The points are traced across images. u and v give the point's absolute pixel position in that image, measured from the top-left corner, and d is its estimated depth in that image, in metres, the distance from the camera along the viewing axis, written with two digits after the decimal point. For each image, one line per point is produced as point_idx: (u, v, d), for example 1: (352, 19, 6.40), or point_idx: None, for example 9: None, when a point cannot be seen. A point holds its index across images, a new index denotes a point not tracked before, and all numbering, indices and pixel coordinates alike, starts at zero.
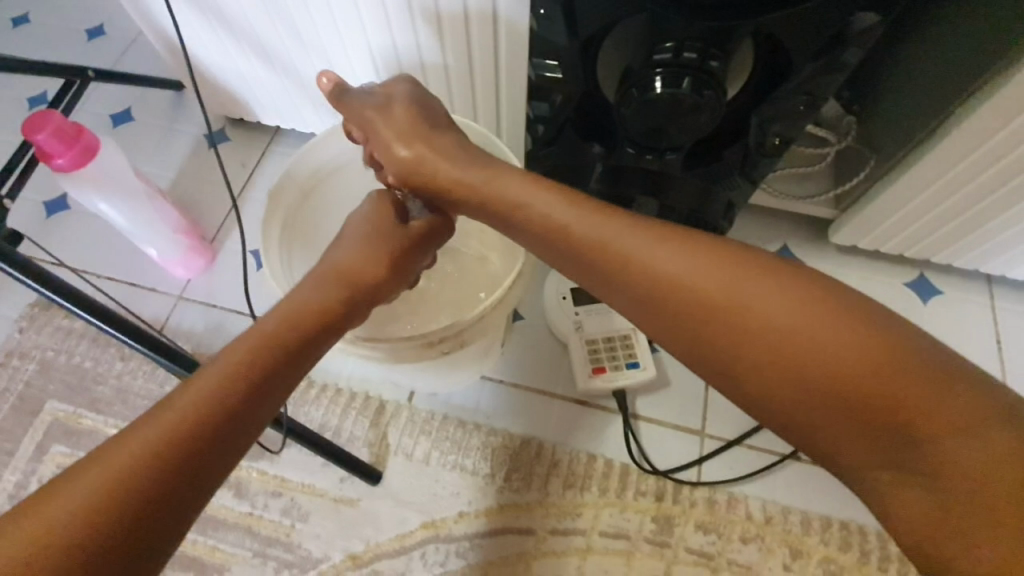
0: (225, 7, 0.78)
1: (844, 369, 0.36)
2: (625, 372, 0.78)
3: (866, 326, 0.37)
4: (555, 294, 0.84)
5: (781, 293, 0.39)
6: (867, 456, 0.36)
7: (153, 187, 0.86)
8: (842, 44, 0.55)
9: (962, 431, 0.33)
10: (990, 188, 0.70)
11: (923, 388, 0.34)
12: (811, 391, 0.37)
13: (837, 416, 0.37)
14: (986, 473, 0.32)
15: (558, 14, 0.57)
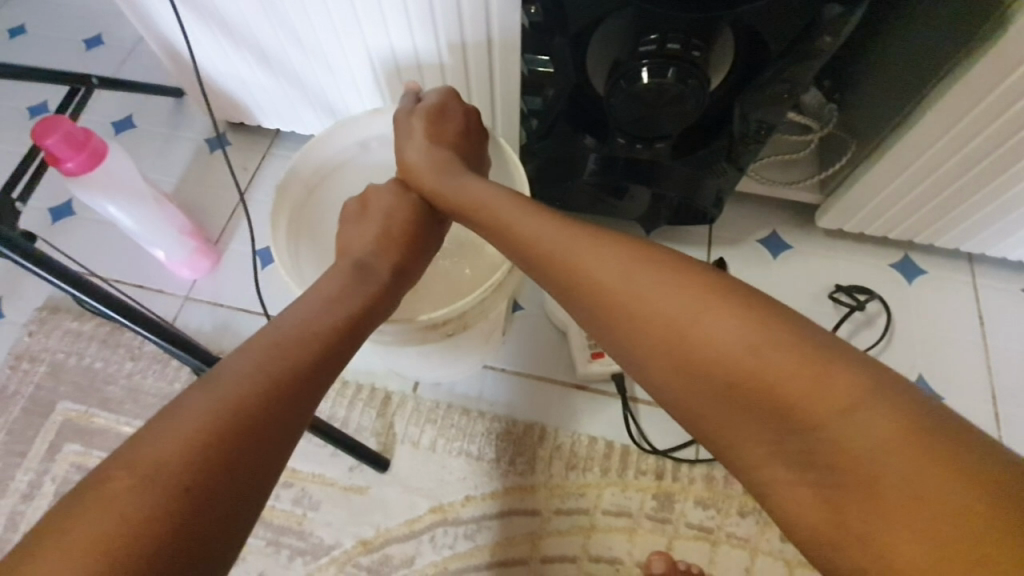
0: (226, 13, 0.80)
1: (735, 359, 0.36)
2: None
3: (755, 315, 0.37)
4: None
5: (680, 286, 0.40)
6: (762, 450, 0.35)
7: (159, 190, 0.89)
8: (815, 32, 0.58)
9: (848, 417, 0.33)
10: (964, 168, 0.73)
11: (806, 374, 0.34)
12: (705, 379, 0.37)
13: (740, 413, 0.36)
14: (875, 461, 0.31)
15: (548, 11, 0.60)
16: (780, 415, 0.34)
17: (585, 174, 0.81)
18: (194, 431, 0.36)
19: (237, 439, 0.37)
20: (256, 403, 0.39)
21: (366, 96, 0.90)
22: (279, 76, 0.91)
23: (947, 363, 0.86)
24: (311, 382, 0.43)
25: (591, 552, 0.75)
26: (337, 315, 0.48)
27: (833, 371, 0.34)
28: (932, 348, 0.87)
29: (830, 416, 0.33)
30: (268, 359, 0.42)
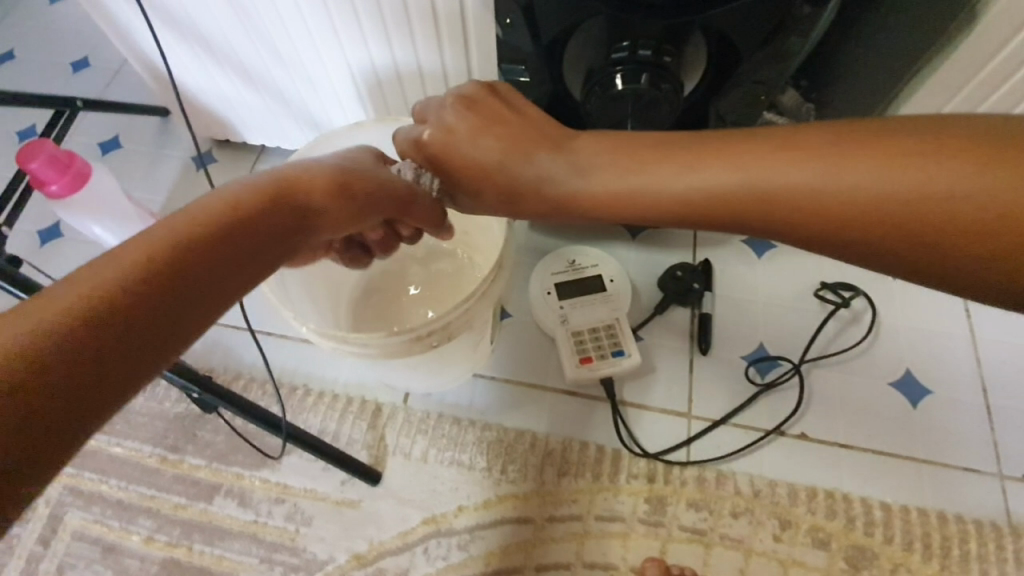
0: (207, 33, 0.81)
1: (847, 194, 0.41)
2: (611, 360, 0.82)
3: (822, 146, 0.43)
4: (540, 290, 0.88)
5: (758, 157, 0.44)
6: (901, 246, 0.41)
7: (144, 210, 0.89)
8: (783, 33, 0.59)
9: (945, 171, 0.39)
10: None
11: (896, 167, 0.40)
12: (840, 221, 0.42)
13: (877, 233, 0.41)
14: (980, 199, 0.38)
15: (520, 21, 0.61)
16: (839, 211, 0.42)
17: None
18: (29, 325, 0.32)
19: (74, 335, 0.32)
20: (91, 314, 0.33)
21: (349, 109, 0.90)
22: (262, 92, 0.92)
23: (937, 356, 0.86)
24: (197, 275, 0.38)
25: (585, 559, 0.75)
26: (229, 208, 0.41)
27: (891, 138, 0.41)
28: (922, 342, 0.87)
29: (885, 195, 0.40)
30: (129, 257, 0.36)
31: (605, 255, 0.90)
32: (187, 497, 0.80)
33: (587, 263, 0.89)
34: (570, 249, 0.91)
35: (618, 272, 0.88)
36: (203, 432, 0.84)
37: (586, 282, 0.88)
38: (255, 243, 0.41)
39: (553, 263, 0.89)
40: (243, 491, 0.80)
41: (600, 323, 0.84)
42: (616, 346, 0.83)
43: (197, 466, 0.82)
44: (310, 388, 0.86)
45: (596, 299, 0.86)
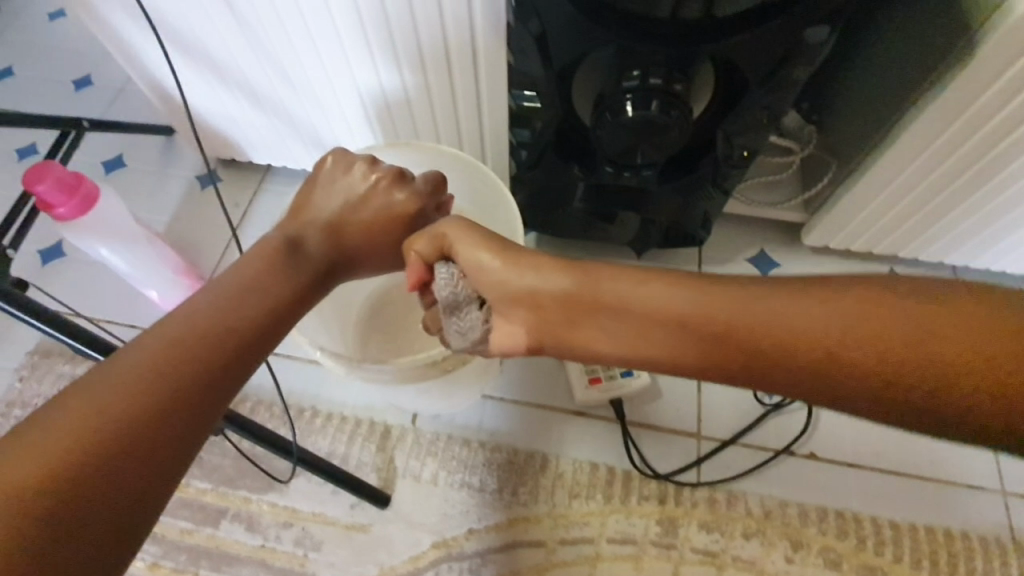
0: (218, 55, 0.82)
1: (834, 342, 0.41)
2: (621, 381, 0.82)
3: (815, 295, 0.43)
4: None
5: (749, 293, 0.44)
6: (883, 396, 0.40)
7: (151, 231, 0.89)
8: (791, 63, 0.60)
9: (930, 334, 0.39)
10: (942, 185, 0.76)
11: (884, 322, 0.40)
12: (826, 368, 0.41)
13: (864, 381, 0.40)
14: (965, 358, 0.38)
15: (533, 50, 0.62)
16: (822, 357, 0.41)
17: (574, 201, 0.82)
18: (143, 374, 0.40)
19: (176, 382, 0.41)
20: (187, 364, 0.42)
21: (357, 132, 0.91)
22: (269, 113, 0.92)
23: None
24: (259, 336, 0.47)
25: None
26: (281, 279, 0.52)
27: (882, 297, 0.41)
28: None
29: (874, 345, 0.40)
30: (207, 318, 0.45)
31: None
32: (194, 522, 0.80)
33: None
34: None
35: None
36: (209, 455, 0.83)
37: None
38: (293, 312, 0.52)
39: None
40: (251, 516, 0.79)
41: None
42: (625, 366, 0.83)
43: (203, 490, 0.81)
44: (318, 410, 0.86)
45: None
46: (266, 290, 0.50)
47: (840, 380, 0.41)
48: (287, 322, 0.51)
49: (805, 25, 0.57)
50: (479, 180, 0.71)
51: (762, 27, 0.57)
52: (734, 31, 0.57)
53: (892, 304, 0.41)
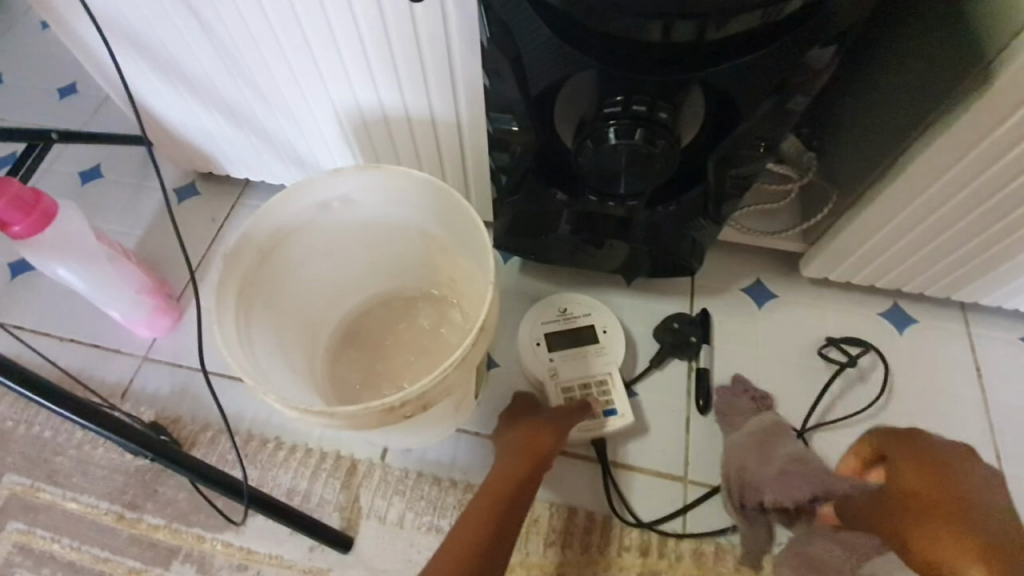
0: (189, 70, 0.78)
1: (931, 495, 0.51)
2: (604, 420, 0.77)
3: (941, 465, 0.53)
4: (528, 340, 0.82)
5: (930, 457, 0.55)
6: (917, 541, 0.49)
7: (116, 249, 0.84)
8: (787, 92, 0.56)
9: (942, 523, 0.49)
10: (950, 221, 0.71)
11: (942, 503, 0.50)
12: (920, 509, 0.51)
13: (924, 529, 0.49)
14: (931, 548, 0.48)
15: (509, 72, 0.58)
16: (957, 504, 0.50)
17: (560, 226, 0.78)
18: None
19: None
20: None
21: (334, 149, 0.87)
22: (244, 128, 0.88)
23: (944, 416, 0.82)
24: None
25: None
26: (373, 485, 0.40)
27: (968, 507, 0.49)
28: (930, 403, 0.83)
29: (933, 503, 0.51)
30: None
31: (598, 302, 0.85)
32: (143, 561, 0.75)
33: (579, 311, 0.84)
34: (562, 294, 0.86)
35: (613, 322, 0.84)
36: (165, 487, 0.79)
37: (578, 332, 0.83)
38: None
39: (544, 311, 0.84)
40: (203, 556, 0.74)
41: (592, 378, 0.80)
42: (608, 404, 0.78)
43: (156, 526, 0.76)
44: (282, 441, 0.81)
45: (588, 352, 0.82)
46: None
47: (911, 516, 0.51)
48: None
49: (802, 52, 0.53)
50: (450, 204, 0.66)
51: (754, 54, 0.53)
52: (724, 58, 0.53)
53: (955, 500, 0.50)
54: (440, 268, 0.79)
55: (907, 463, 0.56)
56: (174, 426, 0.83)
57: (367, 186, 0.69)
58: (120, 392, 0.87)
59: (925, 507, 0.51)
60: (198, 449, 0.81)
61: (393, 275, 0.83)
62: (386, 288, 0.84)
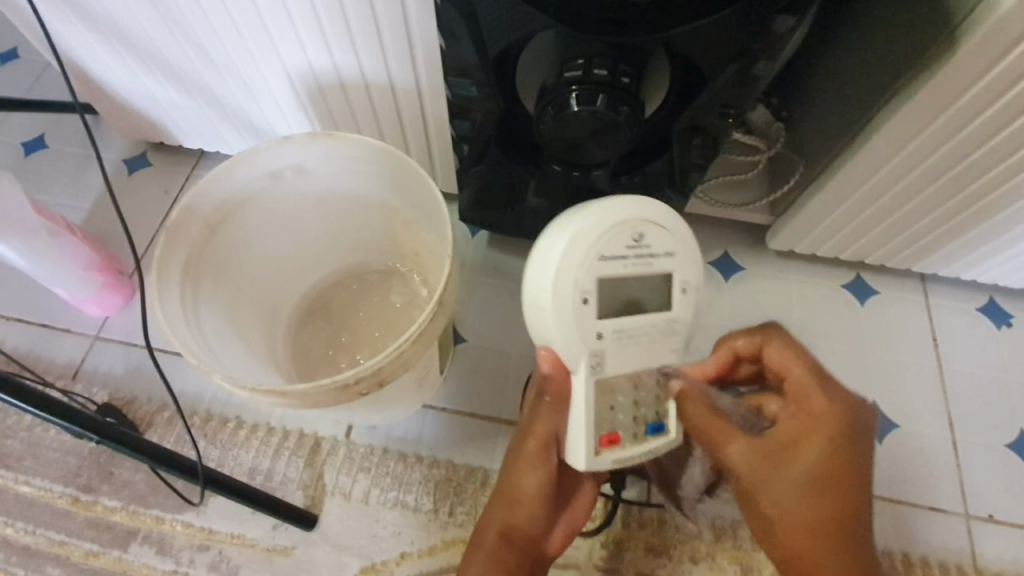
0: (128, 31, 0.73)
1: (816, 471, 0.52)
2: (651, 441, 0.58)
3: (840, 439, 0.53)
4: (570, 294, 0.54)
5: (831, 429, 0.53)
6: (789, 505, 0.53)
7: (59, 223, 0.79)
8: (751, 58, 0.54)
9: (811, 498, 0.52)
10: (913, 192, 0.72)
11: (819, 488, 0.52)
12: (802, 485, 0.53)
13: (798, 503, 0.52)
14: (791, 516, 0.53)
15: (465, 33, 0.55)
16: (822, 486, 0.52)
17: (528, 198, 0.76)
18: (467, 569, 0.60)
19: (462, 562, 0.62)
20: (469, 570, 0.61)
21: (290, 116, 0.83)
22: (194, 96, 0.83)
23: (901, 385, 0.84)
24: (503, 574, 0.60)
25: None
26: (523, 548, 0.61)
27: (827, 490, 0.52)
28: (887, 372, 0.85)
29: (819, 486, 0.52)
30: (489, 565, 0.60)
31: (682, 226, 0.57)
32: (101, 544, 0.73)
33: (659, 250, 0.56)
34: (637, 207, 0.55)
35: (698, 277, 0.58)
36: (121, 470, 0.76)
37: (645, 280, 0.57)
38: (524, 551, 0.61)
39: (608, 242, 0.54)
40: (163, 538, 0.73)
41: (647, 372, 0.58)
42: (656, 419, 0.58)
43: (112, 508, 0.74)
44: (242, 420, 0.79)
45: (657, 329, 0.57)
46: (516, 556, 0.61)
47: (799, 484, 0.53)
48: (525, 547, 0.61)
49: (766, 16, 0.51)
50: (406, 173, 0.64)
51: (715, 15, 0.51)
52: (686, 20, 0.51)
53: (828, 488, 0.52)
54: (403, 242, 0.77)
55: (828, 425, 0.53)
56: (129, 408, 0.80)
57: (319, 154, 0.66)
58: (71, 373, 0.83)
59: (814, 509, 0.52)
60: (155, 431, 0.79)
61: (355, 249, 0.80)
62: (350, 264, 0.82)
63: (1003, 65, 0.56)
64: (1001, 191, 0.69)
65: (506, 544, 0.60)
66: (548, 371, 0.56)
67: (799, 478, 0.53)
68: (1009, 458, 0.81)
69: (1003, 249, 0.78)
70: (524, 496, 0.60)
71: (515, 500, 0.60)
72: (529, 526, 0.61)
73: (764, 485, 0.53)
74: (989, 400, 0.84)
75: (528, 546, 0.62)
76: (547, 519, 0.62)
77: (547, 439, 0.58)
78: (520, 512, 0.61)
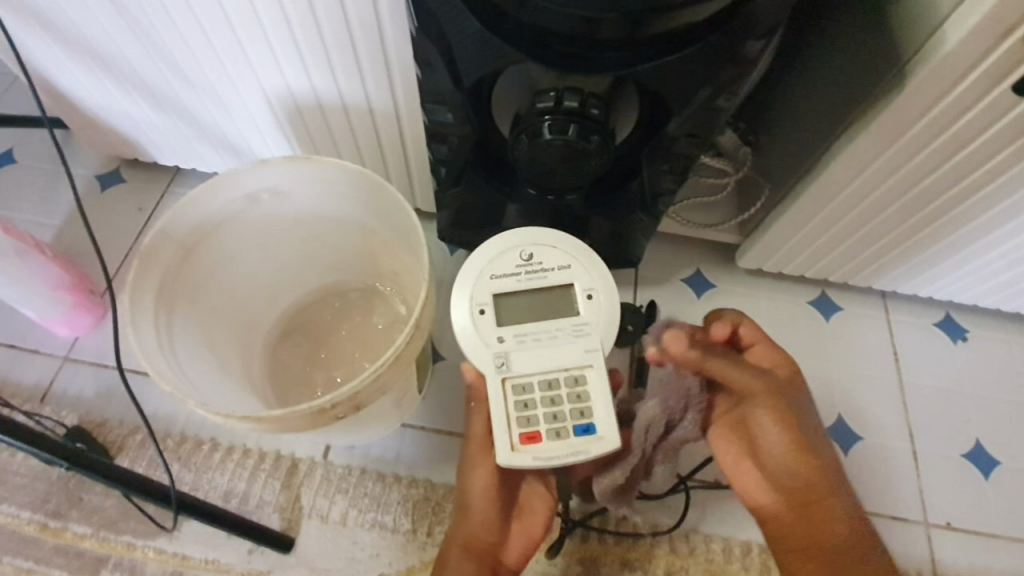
0: (102, 49, 0.73)
1: (775, 385, 0.60)
2: (574, 441, 0.57)
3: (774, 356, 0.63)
4: (469, 304, 0.61)
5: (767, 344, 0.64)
6: (777, 414, 0.59)
7: (28, 242, 0.77)
8: (714, 90, 0.57)
9: (785, 412, 0.59)
10: (871, 215, 0.76)
11: (782, 398, 0.60)
12: (769, 399, 0.59)
13: (779, 410, 0.59)
14: (798, 436, 0.59)
15: (440, 64, 0.56)
16: (778, 396, 0.59)
17: (505, 219, 0.78)
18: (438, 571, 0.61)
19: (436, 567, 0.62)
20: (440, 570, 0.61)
21: (268, 137, 0.83)
22: (170, 114, 0.83)
23: (864, 398, 0.88)
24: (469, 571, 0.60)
25: None
26: (484, 544, 0.62)
27: (786, 397, 0.60)
28: (852, 386, 0.88)
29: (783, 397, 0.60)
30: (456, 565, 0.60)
31: (574, 241, 0.63)
32: (69, 572, 0.71)
33: (551, 264, 0.62)
34: (525, 232, 0.63)
35: (600, 284, 0.62)
36: (90, 495, 0.75)
37: (546, 293, 0.62)
38: (487, 548, 0.62)
39: (500, 259, 0.62)
40: (134, 564, 0.72)
41: (562, 372, 0.59)
42: (582, 419, 0.58)
43: (82, 535, 0.73)
44: (217, 443, 0.78)
45: (560, 332, 0.60)
46: (479, 553, 0.61)
47: (771, 397, 0.59)
48: (487, 543, 0.62)
49: (727, 53, 0.54)
50: (383, 197, 0.65)
51: (680, 52, 0.53)
52: (651, 55, 0.54)
53: (788, 396, 0.60)
54: (381, 261, 0.77)
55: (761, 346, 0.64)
56: (100, 431, 0.79)
57: (295, 179, 0.66)
58: (39, 396, 0.81)
59: (783, 468, 0.59)
60: (126, 455, 0.78)
61: (334, 268, 0.80)
62: (327, 283, 0.82)
63: (948, 100, 0.60)
64: (951, 215, 0.73)
65: (465, 555, 0.61)
66: (473, 381, 0.61)
67: (769, 391, 0.59)
68: (966, 468, 0.85)
69: (957, 267, 0.83)
70: (474, 498, 0.62)
71: (466, 505, 0.62)
72: (487, 527, 0.62)
73: (767, 399, 0.59)
74: (947, 412, 0.88)
75: (489, 555, 0.62)
76: (501, 526, 0.63)
77: (483, 432, 0.62)
78: (473, 517, 0.62)
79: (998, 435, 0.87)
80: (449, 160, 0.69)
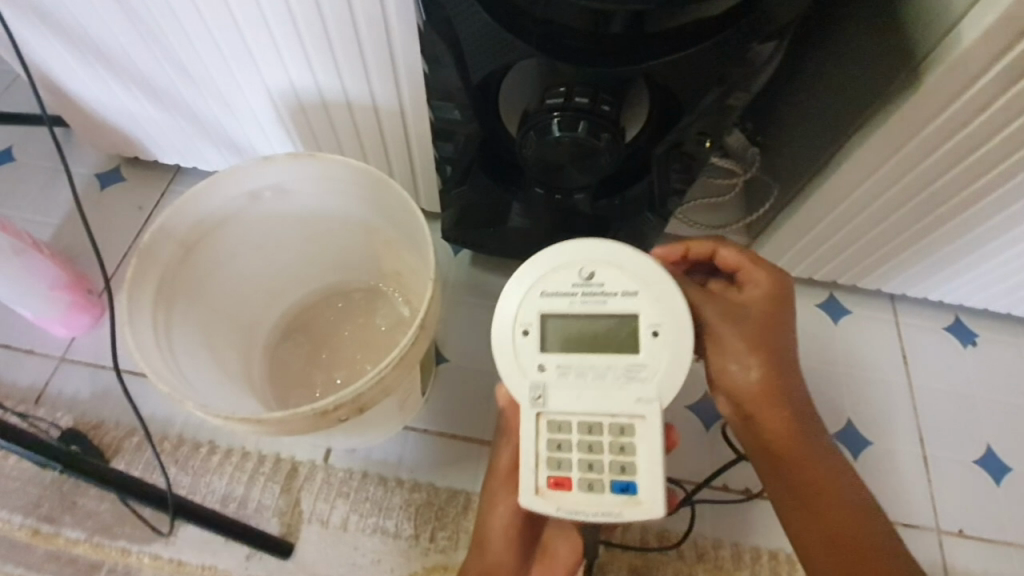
0: (103, 45, 0.71)
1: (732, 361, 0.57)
2: (608, 498, 0.51)
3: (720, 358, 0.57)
4: (513, 324, 0.55)
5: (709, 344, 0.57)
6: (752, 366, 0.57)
7: (25, 240, 0.75)
8: (726, 87, 0.56)
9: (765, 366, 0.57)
10: (881, 216, 0.75)
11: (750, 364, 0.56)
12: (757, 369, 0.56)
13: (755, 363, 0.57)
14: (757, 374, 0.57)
15: (448, 59, 0.55)
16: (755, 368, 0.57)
17: (510, 218, 0.76)
18: None
19: None
20: None
21: (272, 136, 0.82)
22: (171, 111, 0.82)
23: (873, 402, 0.86)
24: None
25: None
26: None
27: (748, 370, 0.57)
28: (860, 389, 0.87)
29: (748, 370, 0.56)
30: None
31: (642, 266, 0.54)
32: None
33: (612, 288, 0.54)
34: (589, 248, 0.55)
35: (667, 319, 0.53)
36: (84, 499, 0.73)
37: (603, 321, 0.55)
38: None
39: (554, 277, 0.55)
40: (129, 569, 0.70)
41: (607, 418, 0.53)
42: (622, 476, 0.52)
43: (75, 540, 0.71)
44: (216, 445, 0.76)
45: (615, 370, 0.53)
46: None
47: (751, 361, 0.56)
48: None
49: (739, 50, 0.53)
50: (388, 194, 0.63)
51: (691, 48, 0.52)
52: (661, 52, 0.52)
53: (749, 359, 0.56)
54: (384, 261, 0.76)
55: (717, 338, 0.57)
56: (96, 433, 0.77)
57: (299, 176, 0.65)
58: (34, 397, 0.80)
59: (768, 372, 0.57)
60: (123, 457, 0.76)
61: (336, 267, 0.79)
62: (330, 283, 0.80)
63: (962, 101, 0.59)
64: (962, 217, 0.72)
65: None
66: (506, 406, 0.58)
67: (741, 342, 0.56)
68: (977, 473, 0.83)
69: (968, 270, 0.82)
70: (492, 535, 0.60)
71: (483, 540, 0.60)
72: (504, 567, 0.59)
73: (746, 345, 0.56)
74: (958, 416, 0.87)
75: None
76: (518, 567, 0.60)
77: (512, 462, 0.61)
78: (490, 554, 0.59)
79: (1008, 440, 0.86)
80: (454, 158, 0.68)
